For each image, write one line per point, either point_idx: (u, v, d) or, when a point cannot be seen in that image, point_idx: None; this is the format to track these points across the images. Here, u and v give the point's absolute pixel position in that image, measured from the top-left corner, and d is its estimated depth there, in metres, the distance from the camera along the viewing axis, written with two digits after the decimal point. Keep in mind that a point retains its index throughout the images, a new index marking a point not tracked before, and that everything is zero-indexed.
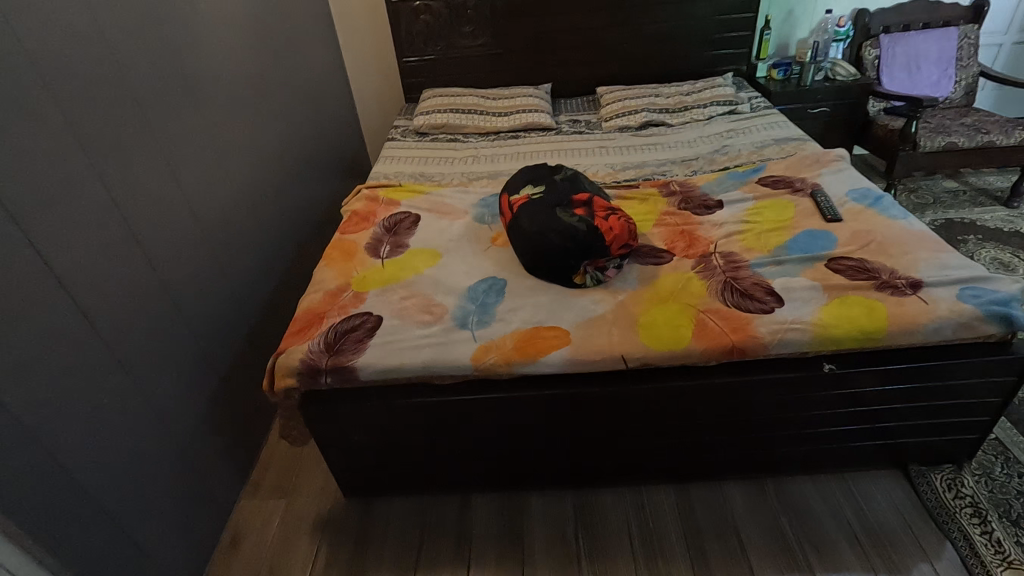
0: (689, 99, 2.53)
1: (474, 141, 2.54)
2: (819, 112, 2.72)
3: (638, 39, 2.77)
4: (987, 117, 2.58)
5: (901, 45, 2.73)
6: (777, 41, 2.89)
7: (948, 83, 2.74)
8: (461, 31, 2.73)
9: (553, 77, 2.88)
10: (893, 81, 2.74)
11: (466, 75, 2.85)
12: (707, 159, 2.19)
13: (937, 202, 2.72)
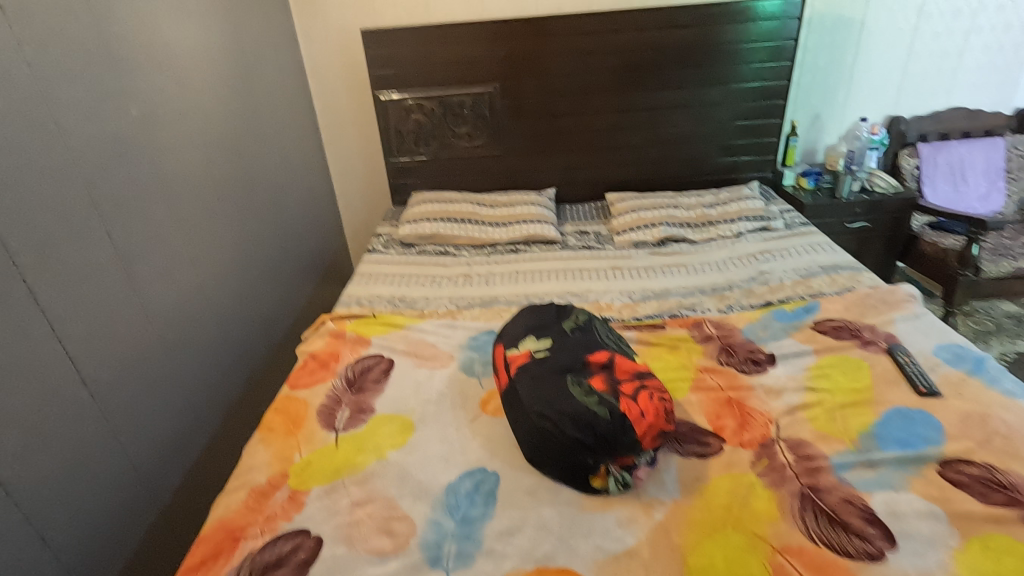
0: (713, 213, 2.23)
1: (467, 255, 2.20)
2: (857, 227, 2.41)
3: (652, 143, 2.51)
4: None
5: (942, 155, 2.46)
6: (804, 146, 2.64)
7: (998, 197, 2.46)
8: (457, 131, 2.47)
9: (557, 180, 2.59)
10: (937, 194, 2.46)
11: (460, 177, 2.56)
12: (743, 288, 1.83)
13: (1000, 330, 2.36)
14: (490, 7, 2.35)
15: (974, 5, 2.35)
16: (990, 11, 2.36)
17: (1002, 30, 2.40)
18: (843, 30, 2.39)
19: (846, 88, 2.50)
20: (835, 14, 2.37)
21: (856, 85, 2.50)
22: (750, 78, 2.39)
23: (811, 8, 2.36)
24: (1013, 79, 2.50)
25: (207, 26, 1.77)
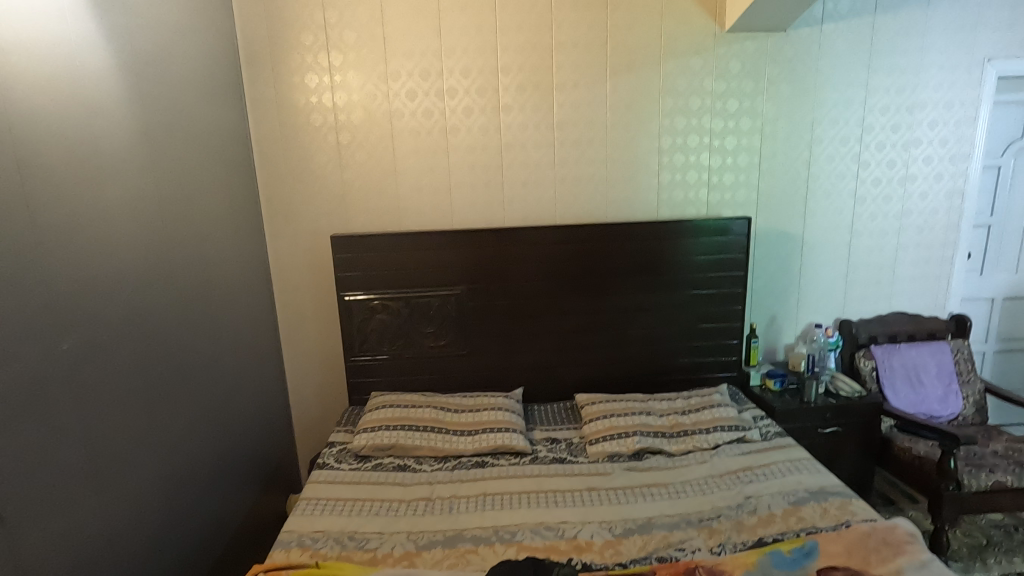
0: (687, 422, 2.16)
1: (429, 471, 2.00)
2: (830, 431, 2.37)
3: (619, 344, 2.51)
4: (1018, 444, 2.28)
5: (896, 358, 2.55)
6: (764, 346, 2.70)
7: (956, 399, 2.51)
8: (422, 330, 2.42)
9: (525, 380, 2.50)
10: (898, 396, 2.50)
11: (425, 376, 2.45)
12: (732, 519, 1.69)
13: (993, 544, 2.23)
14: (459, 216, 2.45)
15: (896, 226, 2.62)
16: (911, 231, 2.63)
17: (923, 247, 2.65)
18: (787, 244, 2.60)
19: (796, 293, 2.65)
20: (777, 229, 2.58)
21: (805, 291, 2.65)
22: (709, 285, 2.50)
23: (756, 225, 2.57)
24: (942, 287, 2.71)
25: (168, 240, 1.73)
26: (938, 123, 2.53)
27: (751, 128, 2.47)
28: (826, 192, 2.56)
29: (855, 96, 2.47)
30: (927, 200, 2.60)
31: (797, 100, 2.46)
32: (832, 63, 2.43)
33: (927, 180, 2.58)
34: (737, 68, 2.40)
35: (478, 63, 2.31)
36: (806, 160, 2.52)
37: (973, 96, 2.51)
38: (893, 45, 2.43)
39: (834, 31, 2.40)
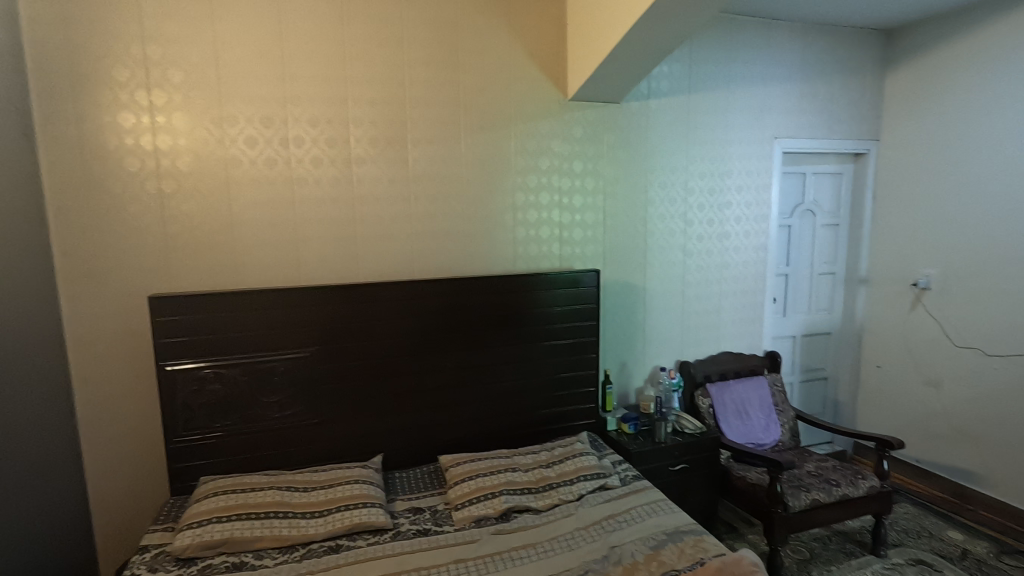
0: (552, 474, 2.16)
1: (271, 566, 1.72)
2: (679, 468, 2.53)
3: (482, 400, 2.46)
4: (825, 463, 2.64)
5: (727, 394, 2.83)
6: (618, 391, 2.84)
7: (775, 427, 2.85)
8: (264, 400, 2.15)
9: (386, 446, 2.33)
10: (732, 429, 2.76)
11: (268, 452, 2.17)
12: (600, 572, 1.68)
13: (815, 556, 2.52)
14: (307, 271, 2.27)
15: (718, 276, 2.97)
16: (730, 280, 3.00)
17: (741, 294, 3.04)
18: (631, 294, 2.80)
19: (642, 339, 2.85)
20: (622, 280, 2.78)
21: (649, 337, 2.87)
22: (565, 335, 2.58)
23: (604, 277, 2.75)
24: (758, 329, 3.11)
25: None
26: (744, 189, 2.95)
27: (595, 188, 2.67)
28: (661, 247, 2.83)
29: (679, 163, 2.80)
30: (741, 254, 3.00)
31: (632, 164, 2.72)
32: (659, 134, 2.74)
33: (740, 236, 2.98)
34: (580, 133, 2.60)
35: (327, 114, 2.21)
36: (642, 218, 2.78)
37: (767, 166, 2.98)
38: (705, 121, 2.82)
39: (658, 106, 2.72)
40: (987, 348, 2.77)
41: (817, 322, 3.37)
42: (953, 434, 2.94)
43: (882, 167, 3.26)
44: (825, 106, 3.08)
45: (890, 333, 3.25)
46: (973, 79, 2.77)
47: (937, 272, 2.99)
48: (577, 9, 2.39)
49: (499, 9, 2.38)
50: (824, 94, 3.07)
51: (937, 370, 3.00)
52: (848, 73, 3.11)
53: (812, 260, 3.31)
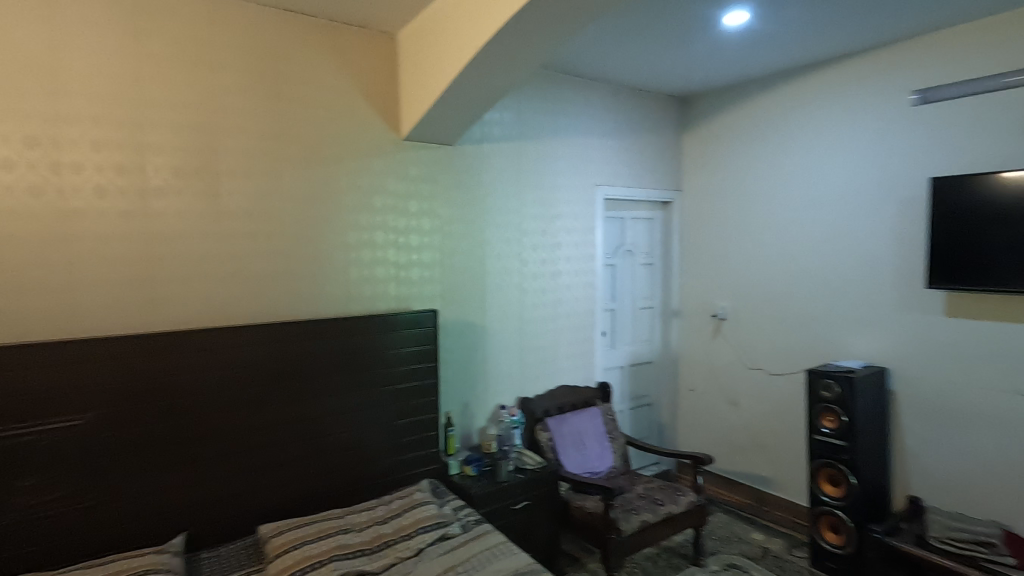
0: (389, 531, 2.01)
1: None
2: (522, 506, 2.53)
3: (312, 456, 2.24)
4: (651, 484, 2.84)
5: (565, 426, 2.93)
6: (460, 433, 2.79)
7: (609, 454, 3.01)
8: (16, 484, 1.71)
9: (191, 523, 1.99)
10: (570, 460, 2.85)
11: (21, 551, 1.71)
12: None
13: None
14: (82, 322, 1.89)
15: (553, 312, 3.11)
16: (564, 317, 3.16)
17: (574, 329, 3.21)
18: (471, 333, 2.81)
19: (483, 378, 2.86)
20: (462, 320, 2.78)
21: (490, 375, 2.88)
22: (404, 378, 2.47)
23: (443, 317, 2.71)
24: (590, 361, 3.30)
25: None
26: (572, 230, 3.17)
27: (432, 228, 2.65)
28: (498, 286, 2.89)
29: (512, 205, 2.92)
30: (572, 291, 3.19)
31: (468, 205, 2.77)
32: (492, 177, 2.84)
33: (570, 275, 3.17)
34: (415, 173, 2.57)
35: (115, 137, 1.91)
36: (480, 258, 2.82)
37: (592, 210, 3.24)
38: (535, 166, 2.99)
39: (491, 151, 2.82)
40: (771, 368, 3.26)
41: (641, 352, 3.69)
42: (751, 445, 3.38)
43: (684, 213, 3.73)
44: (637, 158, 3.46)
45: (699, 359, 3.67)
46: (748, 142, 3.34)
47: (730, 304, 3.47)
48: (407, 50, 2.40)
49: (325, 43, 2.30)
50: (635, 147, 3.45)
51: (736, 390, 3.45)
52: (654, 130, 3.55)
53: (634, 296, 3.64)
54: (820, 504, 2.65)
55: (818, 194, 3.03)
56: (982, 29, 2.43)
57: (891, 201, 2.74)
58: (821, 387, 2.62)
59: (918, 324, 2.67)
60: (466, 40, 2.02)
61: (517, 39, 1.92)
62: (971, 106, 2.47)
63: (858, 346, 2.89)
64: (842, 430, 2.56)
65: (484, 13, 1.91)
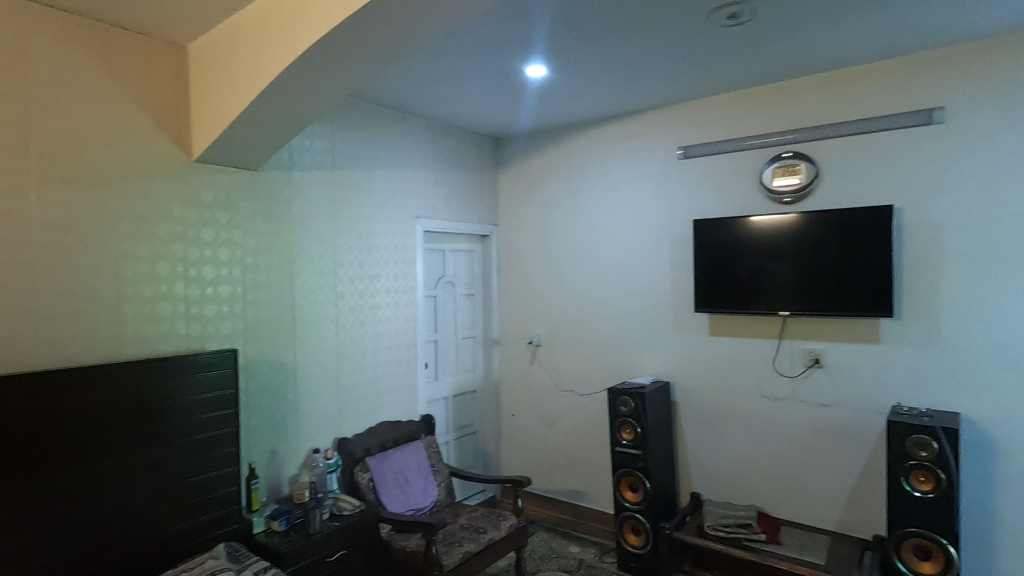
0: None
1: None
2: (338, 556, 2.36)
3: (67, 535, 1.81)
4: (475, 513, 2.86)
5: (386, 464, 2.83)
6: (267, 484, 2.52)
7: (433, 488, 2.96)
8: None
9: None
10: (392, 499, 2.75)
11: None
12: None
13: None
14: None
15: (372, 347, 3.02)
16: (384, 350, 3.09)
17: (395, 363, 3.15)
18: (280, 373, 2.59)
19: (294, 421, 2.64)
20: (268, 360, 2.55)
21: (302, 417, 2.68)
22: (200, 428, 2.15)
23: (245, 356, 2.46)
24: (413, 394, 3.25)
25: None
26: (391, 262, 3.14)
27: (231, 259, 2.41)
28: (311, 321, 2.73)
29: (326, 236, 2.80)
30: (392, 323, 3.14)
31: (274, 235, 2.58)
32: (303, 206, 2.70)
33: (390, 307, 3.12)
34: (210, 199, 2.32)
35: None
36: (289, 291, 2.64)
37: (411, 242, 3.25)
38: (350, 197, 2.91)
39: (301, 179, 2.68)
40: (580, 389, 3.55)
41: (464, 382, 3.75)
42: (567, 462, 3.62)
43: (501, 247, 3.93)
44: (455, 193, 3.58)
45: (518, 385, 3.84)
46: (554, 183, 3.67)
47: (544, 332, 3.72)
48: (199, 64, 2.18)
49: (91, 45, 1.98)
50: (453, 182, 3.57)
51: (552, 411, 3.68)
52: (470, 167, 3.71)
53: (455, 327, 3.70)
54: (622, 510, 2.92)
55: (611, 231, 3.43)
56: (723, 102, 3.02)
57: (666, 238, 3.22)
58: (619, 403, 2.92)
59: (691, 343, 3.14)
60: (265, 61, 1.90)
61: (322, 65, 1.87)
62: (718, 162, 3.04)
63: (648, 364, 3.29)
64: (637, 440, 2.87)
65: (285, 35, 1.83)
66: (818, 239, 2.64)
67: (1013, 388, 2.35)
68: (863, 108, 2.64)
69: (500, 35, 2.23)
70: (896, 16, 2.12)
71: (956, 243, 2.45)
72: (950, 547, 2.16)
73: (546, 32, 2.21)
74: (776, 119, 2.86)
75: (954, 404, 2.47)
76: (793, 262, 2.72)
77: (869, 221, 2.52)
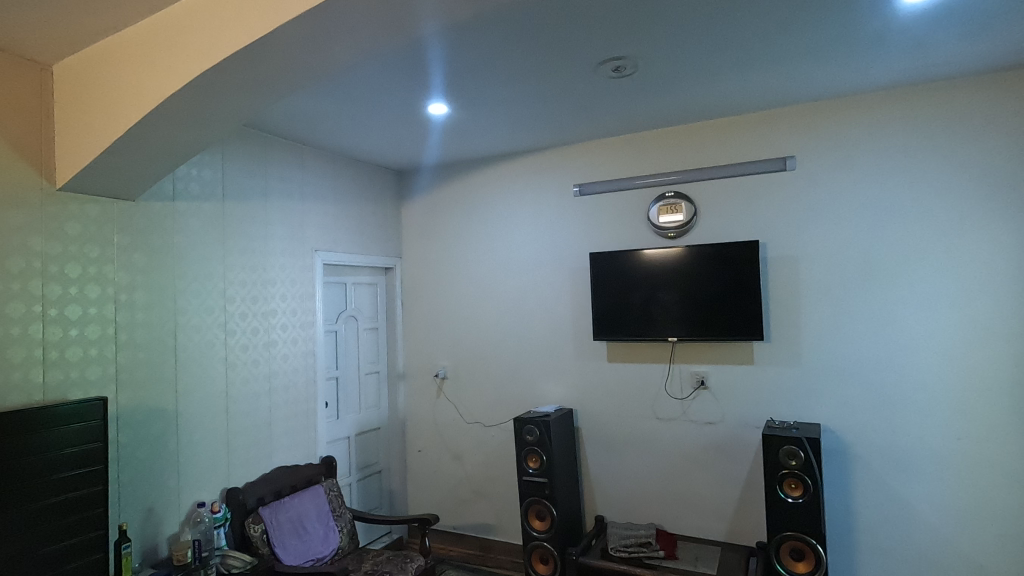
0: None
1: None
2: None
3: None
4: (380, 557, 2.74)
5: (281, 513, 2.64)
6: (141, 546, 2.27)
7: (334, 534, 2.80)
8: None
9: None
10: (288, 551, 2.57)
11: None
12: None
13: None
14: None
15: (266, 387, 2.84)
16: (279, 390, 2.92)
17: (291, 403, 2.98)
18: (158, 421, 2.36)
19: (175, 473, 2.41)
20: (145, 407, 2.32)
21: (185, 468, 2.45)
22: (64, 488, 1.90)
23: (117, 404, 2.22)
24: (312, 435, 3.09)
25: None
26: (288, 297, 3.00)
27: (101, 297, 2.19)
28: (197, 362, 2.53)
29: (214, 270, 2.63)
30: (289, 361, 2.98)
31: (154, 270, 2.38)
32: (188, 239, 2.52)
33: (287, 343, 2.97)
34: (77, 231, 2.11)
35: None
36: (171, 330, 2.43)
37: (309, 276, 3.13)
38: (242, 229, 2.77)
39: (186, 210, 2.52)
40: (486, 421, 3.56)
41: (367, 420, 3.63)
42: (474, 495, 3.59)
43: (405, 279, 3.90)
44: (357, 226, 3.52)
45: (424, 420, 3.78)
46: (458, 216, 3.72)
47: (450, 364, 3.71)
48: (67, 86, 2.00)
49: None
50: (355, 215, 3.51)
51: (459, 445, 3.65)
52: (373, 200, 3.67)
53: (358, 362, 3.59)
54: (531, 540, 2.93)
55: (512, 263, 3.53)
56: (613, 145, 3.26)
57: (565, 270, 3.37)
58: (525, 432, 2.96)
59: (591, 370, 3.28)
60: (147, 87, 1.78)
61: (212, 95, 1.79)
62: (611, 200, 3.25)
63: (552, 392, 3.39)
64: (543, 468, 2.92)
65: (169, 62, 1.73)
66: (699, 270, 2.90)
67: (862, 399, 2.69)
68: (732, 154, 2.96)
69: (401, 73, 2.27)
70: (753, 77, 2.43)
71: (811, 273, 2.80)
72: (819, 546, 2.41)
73: (446, 72, 2.28)
74: (660, 162, 3.13)
75: (816, 416, 2.78)
76: (678, 292, 2.95)
77: (740, 254, 2.81)
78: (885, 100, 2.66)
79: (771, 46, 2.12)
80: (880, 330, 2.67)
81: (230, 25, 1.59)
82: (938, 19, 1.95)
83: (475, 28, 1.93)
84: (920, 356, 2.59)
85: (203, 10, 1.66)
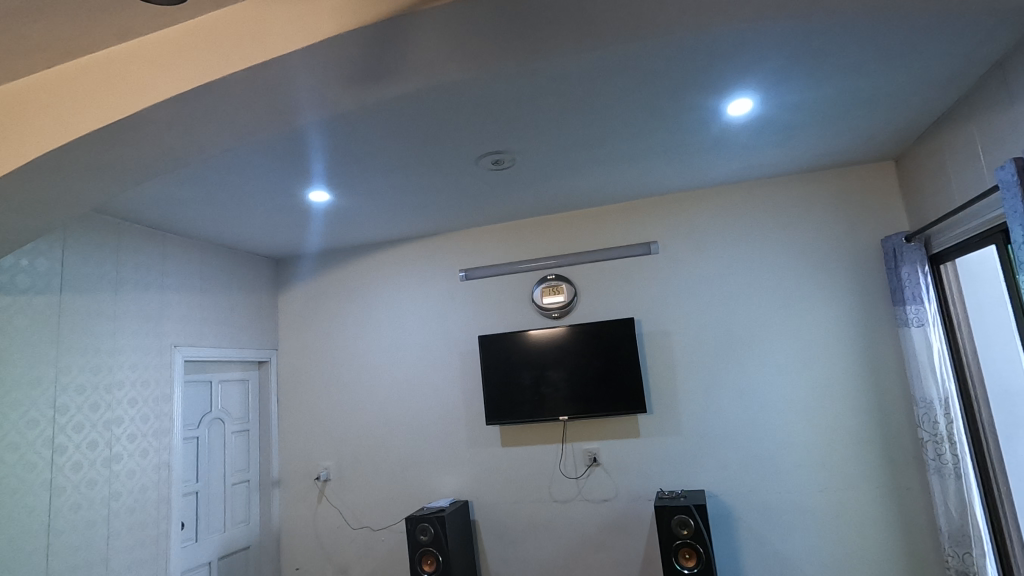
0: None
1: None
2: None
3: None
4: None
5: None
6: None
7: None
8: None
9: None
10: None
11: None
12: None
13: None
14: None
15: (105, 512, 2.39)
16: (121, 514, 2.46)
17: (137, 528, 2.52)
18: None
19: None
20: None
21: None
22: None
23: None
24: (162, 566, 2.61)
25: None
26: (137, 401, 2.61)
27: None
28: (9, 489, 2.06)
29: (43, 375, 2.24)
30: (136, 477, 2.55)
31: None
32: (9, 339, 2.14)
33: (134, 456, 2.55)
34: None
35: None
36: None
37: (166, 375, 2.78)
38: (84, 325, 2.42)
39: (10, 304, 2.16)
40: (375, 524, 3.27)
41: (233, 539, 3.16)
42: None
43: (280, 374, 3.60)
44: (227, 317, 3.24)
45: (303, 531, 3.38)
46: (340, 303, 3.59)
47: (332, 464, 3.40)
48: None
49: None
50: (224, 306, 3.24)
51: (344, 556, 3.28)
52: (245, 290, 3.43)
53: (223, 471, 3.17)
54: None
55: (399, 350, 3.44)
56: (495, 232, 3.40)
57: (455, 354, 3.34)
58: (418, 531, 2.75)
59: (485, 457, 3.19)
60: None
61: (54, 178, 1.61)
62: (496, 284, 3.34)
63: (445, 484, 3.22)
64: (439, 571, 2.71)
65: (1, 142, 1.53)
66: (582, 348, 3.02)
67: (736, 462, 2.88)
68: (603, 240, 3.23)
69: (280, 161, 2.23)
70: (616, 172, 2.72)
71: (681, 346, 3.04)
72: None
73: (329, 161, 2.28)
74: (539, 248, 3.31)
75: (700, 483, 2.91)
76: (565, 370, 3.03)
77: (619, 331, 2.99)
78: (725, 194, 3.10)
79: (629, 146, 2.41)
80: (743, 396, 2.93)
81: (81, 106, 1.47)
82: (756, 129, 2.36)
83: (358, 120, 1.97)
84: (779, 418, 2.87)
85: (50, 88, 1.52)
